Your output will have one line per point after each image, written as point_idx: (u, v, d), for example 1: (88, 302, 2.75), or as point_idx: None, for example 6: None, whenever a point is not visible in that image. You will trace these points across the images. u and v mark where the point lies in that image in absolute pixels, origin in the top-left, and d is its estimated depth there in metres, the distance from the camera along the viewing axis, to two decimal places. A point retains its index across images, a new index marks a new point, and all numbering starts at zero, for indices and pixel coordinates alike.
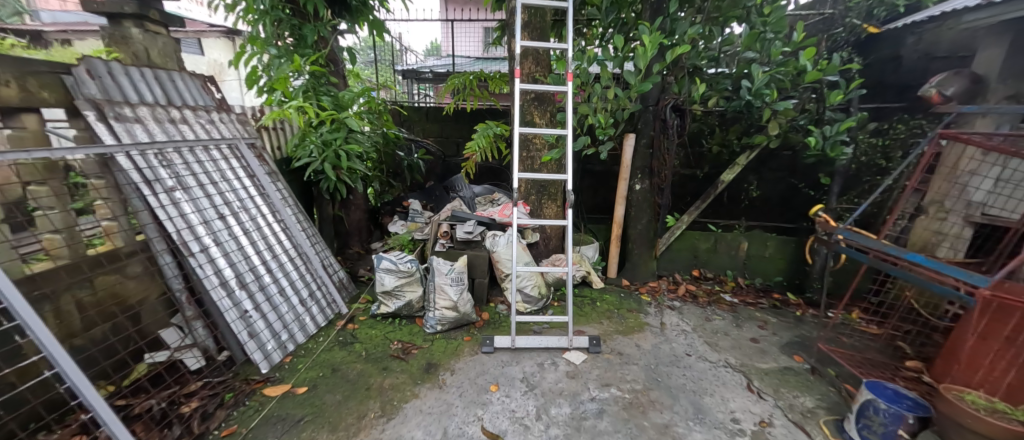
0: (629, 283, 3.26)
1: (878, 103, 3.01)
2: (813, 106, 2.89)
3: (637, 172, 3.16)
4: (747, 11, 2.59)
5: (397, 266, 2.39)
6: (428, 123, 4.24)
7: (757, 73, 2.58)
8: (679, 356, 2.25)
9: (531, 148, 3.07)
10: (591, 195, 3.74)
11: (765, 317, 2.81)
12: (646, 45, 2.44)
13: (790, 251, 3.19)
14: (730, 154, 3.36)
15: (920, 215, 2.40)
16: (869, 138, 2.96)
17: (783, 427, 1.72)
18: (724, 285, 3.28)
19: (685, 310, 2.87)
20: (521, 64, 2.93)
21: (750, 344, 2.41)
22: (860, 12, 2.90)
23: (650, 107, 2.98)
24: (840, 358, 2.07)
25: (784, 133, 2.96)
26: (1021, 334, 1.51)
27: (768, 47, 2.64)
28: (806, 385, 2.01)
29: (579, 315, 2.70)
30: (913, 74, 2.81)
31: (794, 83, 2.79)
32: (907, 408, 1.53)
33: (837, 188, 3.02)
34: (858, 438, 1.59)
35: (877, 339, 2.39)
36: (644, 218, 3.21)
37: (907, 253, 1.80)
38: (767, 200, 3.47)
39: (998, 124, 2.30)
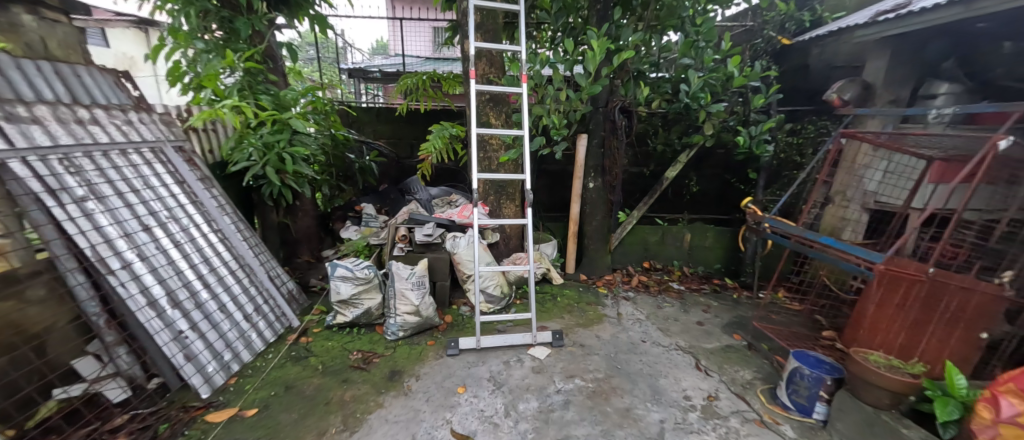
0: (587, 277, 3.41)
1: (793, 106, 3.42)
2: (741, 108, 3.21)
3: (591, 171, 3.29)
4: (682, 21, 2.85)
5: (354, 274, 2.29)
6: (379, 124, 4.09)
7: (693, 78, 2.85)
8: (635, 343, 2.40)
9: (488, 149, 3.11)
10: (548, 194, 3.85)
11: (708, 301, 3.07)
12: (595, 49, 2.57)
13: (727, 240, 3.52)
14: (673, 153, 3.63)
15: (829, 203, 2.76)
16: (787, 137, 3.34)
17: (727, 399, 1.91)
18: (672, 275, 3.53)
19: (638, 300, 3.06)
20: (475, 65, 2.95)
21: (696, 327, 2.63)
22: (774, 24, 3.36)
23: (600, 108, 3.13)
24: (772, 334, 2.32)
25: (717, 133, 3.26)
26: (908, 300, 1.80)
27: (701, 54, 2.89)
28: (745, 359, 2.24)
29: (542, 312, 2.78)
30: (819, 81, 3.23)
31: (725, 88, 3.08)
32: (825, 372, 1.77)
33: (763, 182, 3.37)
34: (788, 402, 1.82)
35: (800, 314, 2.72)
36: (599, 215, 3.36)
37: (821, 237, 2.08)
38: (706, 194, 3.78)
39: (883, 124, 2.73)
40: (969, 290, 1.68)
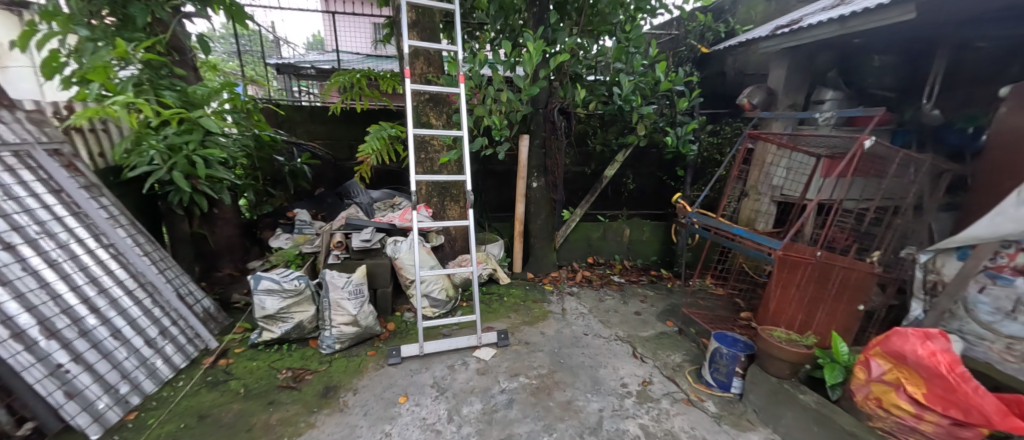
0: (533, 276, 3.47)
1: (713, 109, 3.76)
2: (668, 111, 3.46)
3: (533, 171, 3.34)
4: (614, 28, 3.03)
5: (281, 286, 2.13)
6: (313, 124, 3.85)
7: (624, 82, 3.04)
8: (578, 336, 2.49)
9: (429, 150, 3.05)
10: (495, 195, 3.85)
11: (645, 292, 3.27)
12: (531, 51, 2.62)
13: (661, 234, 3.79)
14: (611, 152, 3.81)
15: (745, 197, 3.07)
16: (709, 138, 3.65)
17: (659, 383, 2.05)
18: (613, 268, 3.72)
19: (582, 294, 3.18)
20: (412, 64, 2.88)
21: (634, 317, 2.79)
22: (695, 34, 3.72)
23: (540, 109, 3.19)
24: (698, 318, 2.53)
25: (649, 134, 3.47)
26: (803, 281, 2.07)
27: (632, 59, 3.10)
28: (675, 344, 2.42)
29: (488, 312, 2.78)
30: (734, 86, 3.58)
31: (653, 91, 3.30)
32: (740, 349, 1.97)
33: (690, 178, 3.66)
34: (711, 380, 2.00)
35: (722, 298, 3.00)
36: (543, 214, 3.43)
37: (734, 228, 2.30)
38: (642, 191, 4.02)
39: (784, 126, 3.10)
40: (849, 268, 2.00)
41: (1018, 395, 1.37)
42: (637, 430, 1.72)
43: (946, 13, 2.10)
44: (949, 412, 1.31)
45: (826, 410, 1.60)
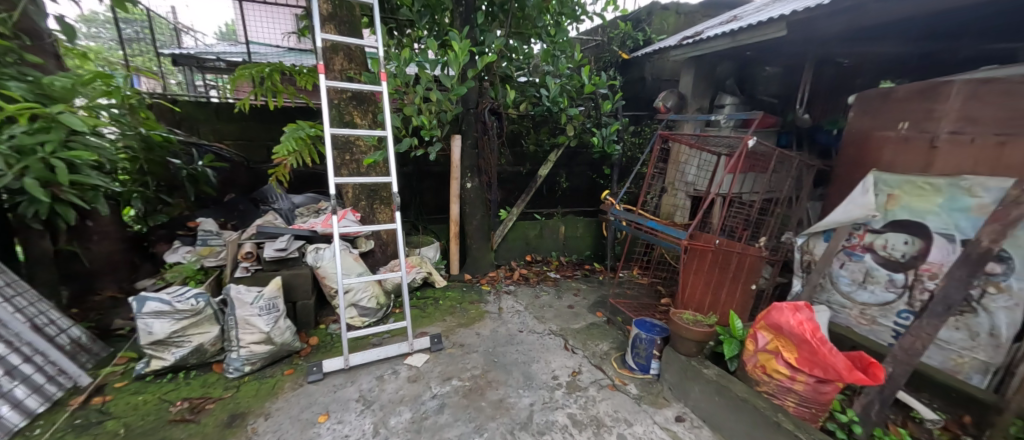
0: (471, 277, 3.44)
1: (634, 111, 4.03)
2: (594, 113, 3.63)
3: (466, 171, 3.30)
4: (540, 31, 3.11)
5: (172, 307, 1.87)
6: (219, 123, 3.37)
7: (551, 84, 3.17)
8: (514, 334, 2.53)
9: (355, 150, 2.88)
10: (433, 196, 3.74)
11: (578, 285, 3.42)
12: (458, 51, 2.60)
13: (593, 229, 4.00)
14: (544, 152, 3.89)
15: (665, 193, 3.37)
16: (631, 138, 3.91)
17: (587, 372, 2.16)
18: (550, 265, 3.83)
19: (518, 292, 3.23)
20: (330, 60, 2.70)
21: (567, 311, 2.90)
22: (617, 41, 3.99)
23: (471, 109, 3.15)
24: (625, 308, 2.70)
25: (578, 134, 3.62)
26: (709, 266, 2.34)
27: (558, 62, 3.22)
28: (603, 334, 2.57)
29: (423, 317, 2.70)
30: (652, 91, 3.89)
31: (579, 94, 3.46)
32: (656, 333, 2.15)
33: (616, 176, 3.90)
34: (634, 364, 2.17)
35: (646, 286, 3.26)
36: (478, 214, 3.40)
37: (648, 222, 2.52)
38: (574, 190, 4.17)
39: (693, 128, 3.41)
40: (741, 253, 2.28)
41: (860, 352, 1.62)
42: (565, 420, 1.80)
43: (810, 33, 2.48)
44: (814, 372, 1.55)
45: (724, 381, 1.79)
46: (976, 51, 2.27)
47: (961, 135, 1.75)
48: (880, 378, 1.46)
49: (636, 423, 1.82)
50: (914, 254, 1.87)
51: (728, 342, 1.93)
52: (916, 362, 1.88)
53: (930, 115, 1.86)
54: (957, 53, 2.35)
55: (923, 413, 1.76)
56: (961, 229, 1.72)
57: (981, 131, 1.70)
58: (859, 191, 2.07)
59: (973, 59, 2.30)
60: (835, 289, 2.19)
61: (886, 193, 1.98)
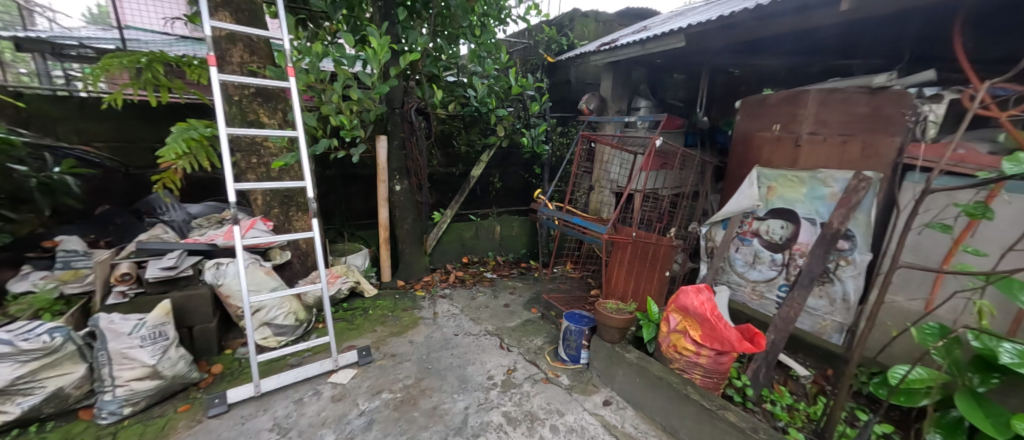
0: (404, 283, 3.30)
1: (561, 113, 4.17)
2: (522, 113, 3.68)
3: (395, 173, 3.15)
4: (466, 31, 3.07)
5: (17, 347, 1.51)
6: (84, 122, 2.78)
7: (478, 84, 3.15)
8: (449, 338, 2.48)
9: (262, 153, 2.60)
10: (362, 200, 3.49)
11: (514, 284, 3.47)
12: (376, 47, 2.46)
13: (528, 228, 4.07)
14: (476, 153, 3.86)
15: (592, 190, 3.54)
16: (560, 138, 4.05)
17: (522, 369, 2.19)
18: (487, 265, 3.82)
19: (454, 295, 3.16)
20: (227, 51, 2.40)
21: (503, 309, 2.91)
22: (544, 44, 4.09)
23: (396, 109, 3.03)
24: (557, 302, 2.77)
25: (509, 135, 3.65)
26: (629, 258, 2.51)
27: (485, 63, 3.21)
28: (538, 329, 2.63)
29: (351, 330, 2.53)
30: (577, 92, 4.07)
31: (507, 95, 3.49)
32: (584, 323, 2.25)
33: (547, 175, 4.01)
34: (565, 356, 2.25)
35: (577, 279, 3.41)
36: (409, 217, 3.28)
37: (573, 218, 2.64)
38: (508, 189, 4.20)
39: (614, 128, 3.62)
40: (656, 243, 2.48)
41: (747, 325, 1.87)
42: (500, 419, 1.81)
43: (706, 45, 2.78)
44: (714, 345, 1.76)
45: (644, 363, 1.93)
46: (827, 64, 2.69)
47: (817, 135, 2.13)
48: (761, 345, 1.70)
49: (568, 412, 1.88)
50: (789, 236, 2.20)
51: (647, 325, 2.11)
52: (792, 329, 2.23)
53: (795, 118, 2.22)
54: (813, 65, 2.77)
55: (800, 372, 2.04)
56: (819, 214, 2.08)
57: (830, 132, 2.09)
58: (746, 184, 2.37)
59: (825, 72, 2.71)
60: (735, 271, 2.47)
61: (766, 186, 2.33)
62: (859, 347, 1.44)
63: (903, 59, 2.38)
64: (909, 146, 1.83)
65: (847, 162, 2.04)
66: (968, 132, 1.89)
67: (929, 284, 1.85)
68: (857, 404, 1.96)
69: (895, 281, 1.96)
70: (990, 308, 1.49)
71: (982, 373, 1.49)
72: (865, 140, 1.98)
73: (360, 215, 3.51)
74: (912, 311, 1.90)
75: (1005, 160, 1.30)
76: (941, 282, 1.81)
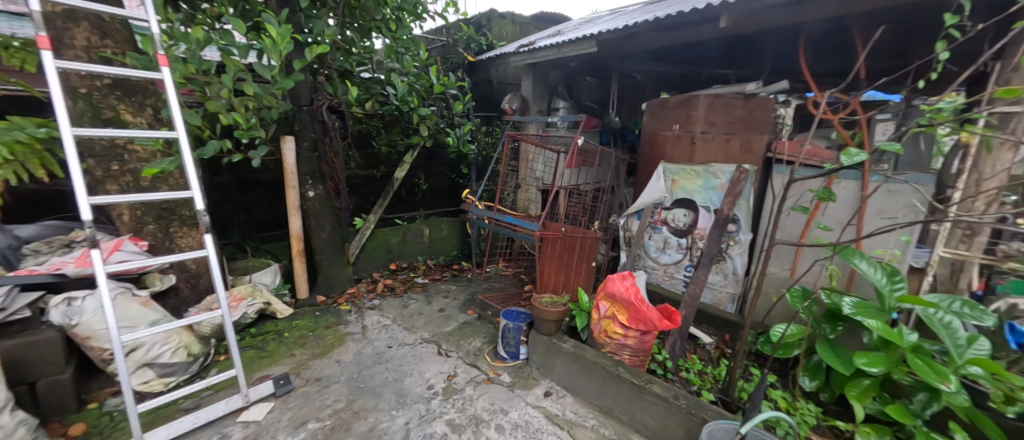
0: (325, 298, 2.99)
1: (486, 112, 4.14)
2: (446, 112, 3.56)
3: (306, 178, 2.83)
4: (379, 25, 2.88)
5: None
6: None
7: (398, 82, 2.95)
8: (382, 352, 2.29)
9: (128, 158, 2.15)
10: (267, 208, 3.08)
11: (448, 287, 3.36)
12: (275, 36, 2.16)
13: (458, 229, 3.98)
14: (398, 154, 3.63)
15: (520, 188, 3.57)
16: (485, 138, 4.00)
17: (463, 373, 2.11)
18: (417, 270, 3.64)
19: (384, 305, 2.95)
20: (67, 33, 1.93)
21: (438, 315, 2.79)
22: (462, 43, 4.01)
23: (304, 106, 2.74)
24: (494, 302, 2.69)
25: (433, 134, 3.51)
26: (558, 251, 2.53)
27: (403, 59, 3.04)
28: (476, 331, 2.57)
29: (262, 357, 2.21)
30: (500, 93, 4.12)
31: (428, 93, 3.35)
32: (522, 320, 2.23)
33: (475, 174, 3.94)
34: (506, 354, 2.21)
35: (511, 277, 3.41)
36: (327, 226, 2.97)
37: (505, 217, 2.61)
38: (434, 190, 4.05)
39: (537, 127, 3.69)
40: (581, 236, 2.58)
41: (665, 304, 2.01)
42: (444, 428, 1.71)
43: (617, 52, 2.94)
44: (637, 328, 1.87)
45: (580, 350, 1.97)
46: (711, 73, 3.07)
47: (707, 135, 2.39)
48: (677, 321, 1.85)
49: (512, 409, 1.85)
50: (690, 222, 2.46)
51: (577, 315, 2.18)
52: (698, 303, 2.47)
53: (689, 120, 2.46)
54: (700, 75, 3.15)
55: (705, 338, 2.26)
56: (711, 201, 2.36)
57: (716, 132, 2.36)
58: (654, 178, 2.57)
59: (709, 80, 3.11)
60: (650, 257, 2.67)
61: (670, 179, 2.54)
62: (749, 313, 1.67)
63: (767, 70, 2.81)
64: (775, 143, 2.19)
65: (730, 157, 2.33)
66: (817, 129, 2.27)
67: (792, 256, 2.17)
68: (750, 361, 2.09)
69: (772, 254, 2.27)
70: (831, 267, 1.77)
71: (831, 322, 1.71)
72: (742, 139, 2.28)
73: (266, 226, 3.09)
74: (783, 278, 2.20)
75: (841, 155, 1.32)
76: (801, 254, 2.14)
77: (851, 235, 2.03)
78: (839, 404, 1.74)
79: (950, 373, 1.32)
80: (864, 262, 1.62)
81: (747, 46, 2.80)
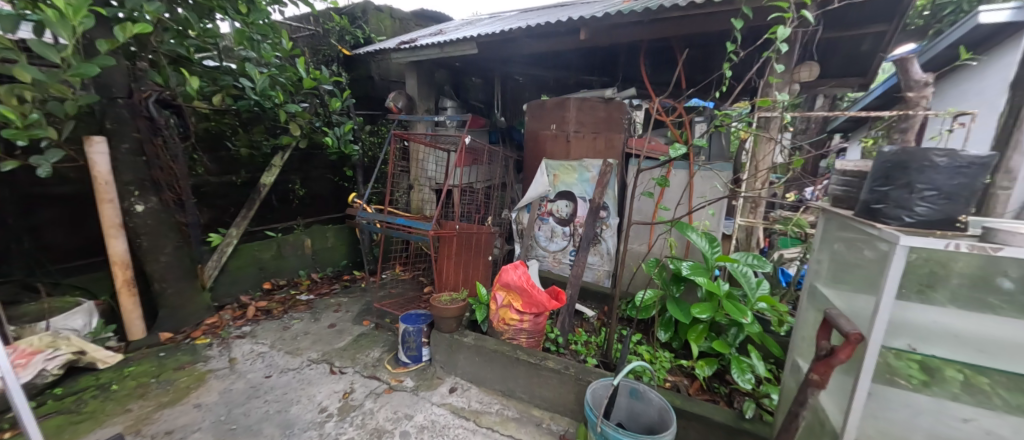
0: (173, 335, 2.51)
1: (368, 110, 3.95)
2: (322, 110, 3.32)
3: (130, 188, 2.30)
4: (224, 5, 2.45)
5: None
6: None
7: (255, 73, 2.65)
8: (257, 384, 2.07)
9: None
10: (70, 231, 2.44)
11: (338, 300, 3.15)
12: (64, 9, 1.68)
13: (346, 236, 3.73)
14: (263, 156, 3.26)
15: (412, 189, 3.53)
16: (370, 138, 3.82)
17: (359, 388, 2.03)
18: (299, 287, 3.32)
19: (258, 331, 2.64)
20: None
21: (327, 331, 2.61)
22: (335, 35, 3.74)
23: (120, 99, 2.23)
24: (391, 308, 2.64)
25: (306, 134, 3.23)
26: (457, 250, 2.65)
27: (259, 48, 2.71)
28: (373, 341, 2.49)
29: (84, 420, 1.79)
30: (382, 91, 4.00)
31: (296, 88, 3.10)
32: (421, 321, 2.25)
33: (360, 177, 3.73)
34: (407, 359, 2.20)
35: (409, 281, 3.36)
36: (167, 246, 2.47)
37: (397, 220, 2.55)
38: (314, 196, 3.73)
39: (426, 127, 3.69)
40: (478, 232, 2.70)
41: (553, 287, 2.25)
42: None
43: (497, 54, 3.10)
44: (530, 311, 2.05)
45: (479, 342, 2.08)
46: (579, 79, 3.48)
47: (580, 134, 2.71)
48: (562, 300, 2.10)
49: (417, 413, 1.87)
50: (572, 212, 2.76)
51: (478, 308, 2.30)
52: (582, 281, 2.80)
53: (563, 120, 2.76)
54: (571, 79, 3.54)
55: (589, 312, 2.56)
56: (585, 192, 2.70)
57: (585, 130, 2.70)
58: (539, 173, 2.81)
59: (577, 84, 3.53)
60: (540, 246, 2.93)
61: (552, 174, 2.81)
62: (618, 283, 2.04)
63: (621, 77, 3.30)
64: (630, 140, 2.63)
65: (598, 153, 2.69)
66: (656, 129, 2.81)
67: (647, 233, 2.63)
68: (624, 325, 2.46)
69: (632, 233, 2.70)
70: (671, 239, 2.23)
71: (676, 283, 2.12)
72: (606, 137, 2.65)
73: (69, 255, 2.44)
74: (642, 252, 2.65)
75: (672, 148, 1.78)
76: (653, 231, 2.61)
77: (684, 212, 2.54)
78: (685, 348, 2.19)
79: (748, 309, 1.81)
80: (695, 233, 2.07)
81: (605, 58, 3.25)
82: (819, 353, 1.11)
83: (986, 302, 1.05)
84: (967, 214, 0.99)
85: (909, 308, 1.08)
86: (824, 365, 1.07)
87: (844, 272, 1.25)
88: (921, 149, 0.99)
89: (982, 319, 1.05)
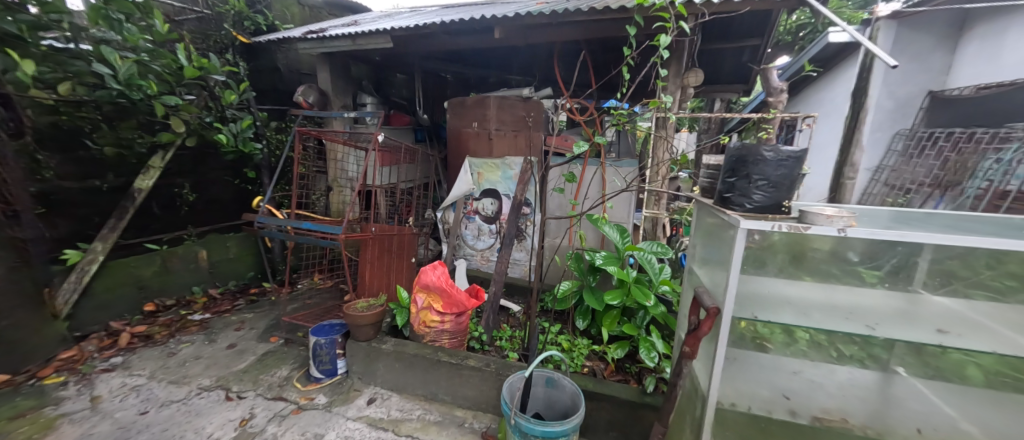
0: (9, 377, 2.03)
1: (273, 105, 3.58)
2: (213, 103, 2.92)
3: None
4: None
5: None
6: None
7: (115, 58, 2.27)
8: (129, 423, 1.77)
9: None
10: None
11: (240, 317, 2.81)
12: None
13: (251, 246, 3.35)
14: (138, 157, 2.74)
15: (331, 191, 3.30)
16: (275, 136, 3.48)
17: (261, 413, 1.84)
18: (192, 306, 2.90)
19: (134, 360, 2.26)
20: None
21: (225, 353, 2.32)
22: (230, 20, 3.28)
23: None
24: (302, 320, 2.43)
25: (193, 131, 2.82)
26: (380, 252, 2.49)
27: (122, 30, 2.31)
28: (281, 358, 2.27)
29: None
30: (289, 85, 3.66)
31: (177, 78, 2.68)
32: (336, 331, 2.09)
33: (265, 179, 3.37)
34: (319, 373, 2.04)
35: (327, 289, 3.13)
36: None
37: (303, 224, 2.31)
38: (210, 202, 3.26)
39: (342, 124, 3.44)
40: (399, 233, 2.60)
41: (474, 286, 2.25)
42: None
43: (413, 49, 2.99)
44: (453, 311, 2.02)
45: (399, 347, 2.00)
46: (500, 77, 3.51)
47: (501, 132, 2.73)
48: (480, 298, 2.13)
49: (329, 431, 1.74)
50: (496, 210, 2.79)
51: (399, 313, 2.21)
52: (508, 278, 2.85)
53: (484, 118, 2.75)
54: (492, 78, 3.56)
55: (514, 308, 2.61)
56: (508, 189, 2.74)
57: (506, 129, 2.72)
58: (462, 172, 2.77)
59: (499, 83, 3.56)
60: (466, 245, 2.92)
61: (476, 172, 2.79)
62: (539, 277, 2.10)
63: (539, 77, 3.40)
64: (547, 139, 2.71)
65: (519, 151, 2.73)
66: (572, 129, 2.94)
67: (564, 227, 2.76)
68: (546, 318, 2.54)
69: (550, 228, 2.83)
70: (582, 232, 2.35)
71: (592, 273, 2.24)
72: (525, 136, 2.70)
73: None
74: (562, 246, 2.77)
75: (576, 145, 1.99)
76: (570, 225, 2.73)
77: (597, 206, 2.71)
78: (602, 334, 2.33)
79: (651, 293, 1.98)
80: (609, 226, 2.20)
81: (524, 59, 3.33)
82: (689, 328, 1.26)
83: (815, 272, 1.27)
84: (789, 199, 1.18)
85: (750, 280, 1.30)
86: (693, 338, 1.22)
87: (709, 252, 1.41)
88: (756, 146, 1.15)
89: (803, 285, 1.30)
